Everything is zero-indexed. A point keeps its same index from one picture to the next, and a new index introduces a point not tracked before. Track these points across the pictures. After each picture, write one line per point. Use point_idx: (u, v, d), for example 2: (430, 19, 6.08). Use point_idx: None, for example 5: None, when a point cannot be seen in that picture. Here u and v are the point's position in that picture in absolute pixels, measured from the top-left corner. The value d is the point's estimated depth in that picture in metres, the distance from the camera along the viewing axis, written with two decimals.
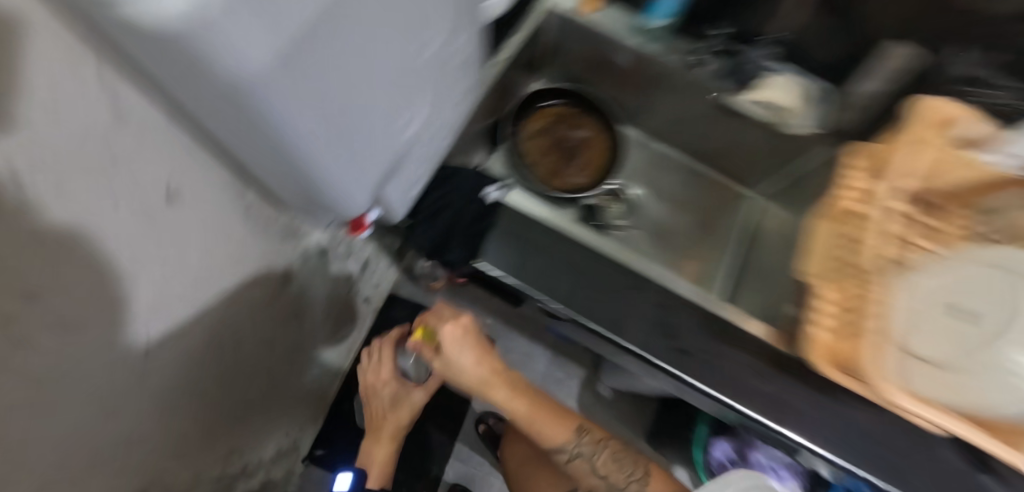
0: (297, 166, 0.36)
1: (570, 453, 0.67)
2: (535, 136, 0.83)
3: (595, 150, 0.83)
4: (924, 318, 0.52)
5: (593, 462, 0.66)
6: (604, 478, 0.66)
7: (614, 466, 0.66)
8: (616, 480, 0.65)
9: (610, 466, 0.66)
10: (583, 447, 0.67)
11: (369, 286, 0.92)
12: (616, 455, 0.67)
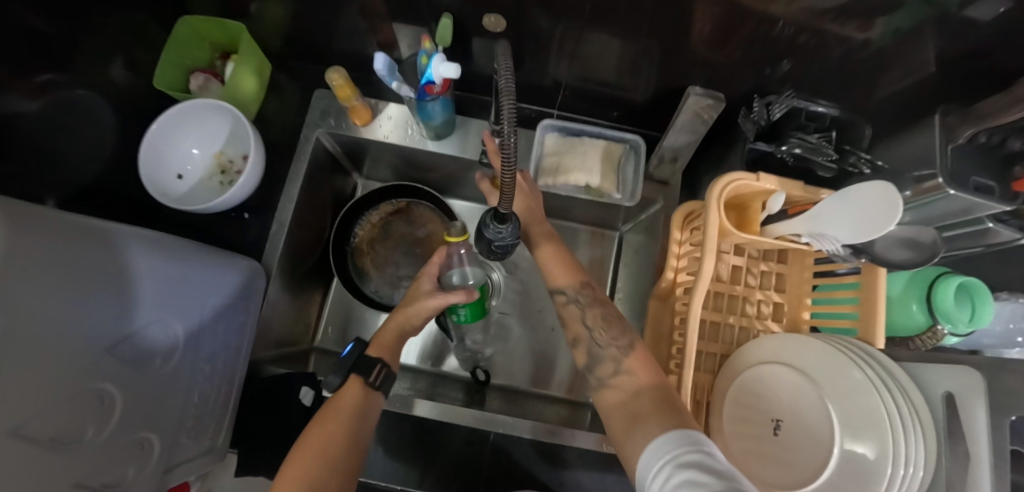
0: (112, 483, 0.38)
1: (567, 298, 0.51)
2: (366, 249, 0.74)
3: (440, 245, 0.74)
4: (743, 419, 0.52)
5: (587, 318, 0.48)
6: (588, 331, 0.48)
7: (602, 324, 0.47)
8: (597, 337, 0.47)
9: (597, 326, 0.48)
10: (582, 298, 0.50)
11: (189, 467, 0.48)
12: (608, 316, 0.48)
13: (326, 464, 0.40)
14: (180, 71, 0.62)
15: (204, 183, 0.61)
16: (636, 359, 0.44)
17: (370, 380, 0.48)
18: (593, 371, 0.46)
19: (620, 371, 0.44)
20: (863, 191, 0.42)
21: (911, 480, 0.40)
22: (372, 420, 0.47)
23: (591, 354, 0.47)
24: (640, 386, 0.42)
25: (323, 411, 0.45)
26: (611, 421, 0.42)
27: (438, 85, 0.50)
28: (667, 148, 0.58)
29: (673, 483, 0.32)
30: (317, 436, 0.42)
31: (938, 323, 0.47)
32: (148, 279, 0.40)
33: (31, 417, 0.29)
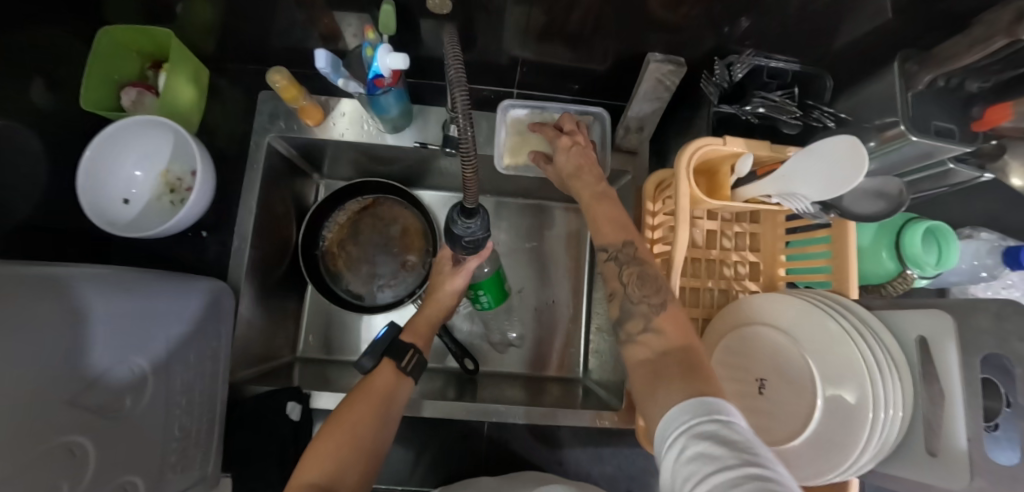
0: None
1: (608, 255, 0.46)
2: (337, 251, 0.72)
3: (414, 238, 0.73)
4: (729, 378, 0.52)
5: (624, 279, 0.44)
6: (623, 288, 0.44)
7: (637, 281, 0.43)
8: (631, 294, 0.43)
9: (632, 283, 0.44)
10: (622, 255, 0.45)
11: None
12: (643, 273, 0.44)
13: (350, 444, 0.45)
14: (109, 87, 0.57)
15: (155, 204, 0.57)
16: (666, 317, 0.41)
17: (401, 365, 0.53)
18: (622, 326, 0.43)
19: (649, 327, 0.41)
20: (829, 145, 0.42)
21: (890, 422, 0.42)
22: (400, 407, 0.52)
23: (623, 310, 0.43)
24: (667, 347, 0.39)
25: (355, 393, 0.50)
26: (634, 380, 0.40)
27: (387, 78, 0.48)
28: (632, 119, 0.56)
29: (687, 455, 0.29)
30: (349, 416, 0.47)
31: (907, 268, 0.49)
32: (96, 319, 0.38)
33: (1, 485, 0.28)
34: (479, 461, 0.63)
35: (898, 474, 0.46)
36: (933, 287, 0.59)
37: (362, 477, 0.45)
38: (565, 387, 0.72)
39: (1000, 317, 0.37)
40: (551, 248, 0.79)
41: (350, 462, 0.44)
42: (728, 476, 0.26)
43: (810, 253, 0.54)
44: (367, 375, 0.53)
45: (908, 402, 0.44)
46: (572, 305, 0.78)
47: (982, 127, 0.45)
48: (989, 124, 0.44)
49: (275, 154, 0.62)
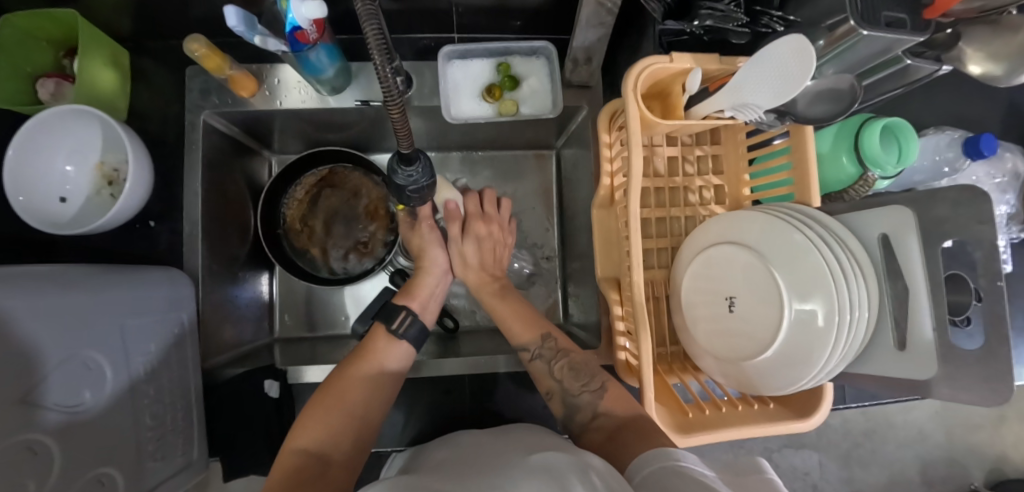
0: None
1: (531, 354, 0.57)
2: (300, 229, 0.71)
3: (378, 206, 0.71)
4: (701, 302, 0.52)
5: (553, 372, 0.54)
6: (559, 384, 0.53)
7: (571, 374, 0.53)
8: (569, 388, 0.53)
9: (566, 376, 0.54)
10: (546, 353, 0.56)
11: (168, 479, 0.47)
12: (573, 366, 0.54)
13: (344, 410, 0.46)
14: (23, 81, 0.54)
15: (94, 200, 0.55)
16: (610, 398, 0.49)
17: (393, 327, 0.53)
18: (572, 420, 0.51)
19: (598, 413, 0.49)
20: (776, 47, 0.40)
21: (855, 323, 0.42)
22: (399, 369, 0.51)
23: (567, 404, 0.52)
24: (619, 422, 0.46)
25: (350, 359, 0.50)
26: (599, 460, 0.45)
27: (309, 30, 0.45)
28: (579, 49, 0.54)
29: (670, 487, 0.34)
30: (342, 383, 0.48)
31: (868, 170, 0.48)
32: (28, 315, 0.35)
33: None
34: (466, 415, 0.64)
35: (871, 374, 0.46)
36: (897, 189, 0.59)
37: (356, 440, 0.45)
38: None
39: (957, 203, 0.37)
40: (519, 200, 0.78)
41: (344, 431, 0.44)
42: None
43: (772, 169, 0.53)
44: (363, 342, 0.53)
45: (876, 303, 0.44)
46: (546, 255, 0.77)
47: (934, 14, 0.43)
48: (941, 9, 0.42)
49: (214, 133, 0.59)
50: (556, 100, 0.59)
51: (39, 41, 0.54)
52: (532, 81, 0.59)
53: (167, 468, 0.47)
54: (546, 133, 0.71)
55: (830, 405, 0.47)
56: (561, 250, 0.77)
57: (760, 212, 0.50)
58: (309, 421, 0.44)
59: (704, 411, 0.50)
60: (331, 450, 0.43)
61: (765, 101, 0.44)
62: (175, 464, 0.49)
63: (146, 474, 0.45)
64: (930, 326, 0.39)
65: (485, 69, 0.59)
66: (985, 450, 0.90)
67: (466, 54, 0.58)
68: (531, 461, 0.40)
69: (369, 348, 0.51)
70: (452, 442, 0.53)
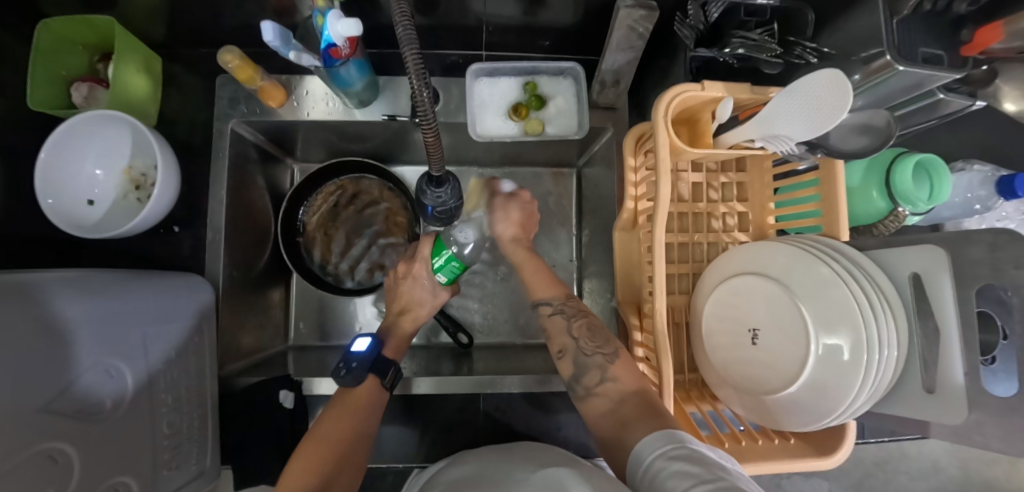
0: None
1: (552, 309, 0.56)
2: (320, 238, 0.71)
3: (397, 217, 0.72)
4: (721, 332, 0.51)
5: (572, 329, 0.53)
6: (575, 341, 0.52)
7: (588, 334, 0.52)
8: (583, 346, 0.51)
9: (582, 335, 0.52)
10: (567, 310, 0.55)
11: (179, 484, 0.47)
12: (592, 326, 0.53)
13: (333, 453, 0.44)
14: (60, 86, 0.55)
15: (121, 203, 0.55)
16: (620, 365, 0.48)
17: (385, 380, 0.53)
18: (580, 380, 0.50)
19: (606, 378, 0.48)
20: (814, 80, 0.39)
21: (884, 362, 0.41)
22: (376, 415, 0.51)
23: (578, 363, 0.51)
24: (622, 392, 0.46)
25: (333, 406, 0.49)
26: (597, 429, 0.46)
27: (342, 46, 0.45)
28: (607, 71, 0.54)
29: (669, 473, 0.35)
30: (327, 429, 0.46)
31: (899, 206, 0.47)
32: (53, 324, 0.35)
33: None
34: (479, 434, 0.63)
35: (899, 414, 0.45)
36: (927, 221, 0.58)
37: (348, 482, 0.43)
38: None
39: (994, 247, 0.36)
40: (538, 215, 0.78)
41: (332, 473, 0.42)
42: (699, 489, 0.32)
43: (798, 199, 0.53)
44: (341, 391, 0.52)
45: (904, 342, 0.42)
46: (562, 271, 0.77)
47: (971, 51, 0.42)
48: (978, 47, 0.41)
49: (240, 141, 0.60)
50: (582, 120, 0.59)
51: (76, 46, 0.55)
52: (560, 100, 0.59)
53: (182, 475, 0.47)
54: (567, 151, 0.71)
55: (853, 442, 0.46)
56: (577, 266, 0.76)
57: (785, 243, 0.49)
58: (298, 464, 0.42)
59: (724, 443, 0.49)
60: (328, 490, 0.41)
61: (797, 129, 0.43)
62: (190, 469, 0.48)
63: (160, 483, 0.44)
64: (961, 369, 0.38)
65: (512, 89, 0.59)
66: (1003, 487, 0.87)
67: (489, 72, 0.58)
68: (537, 477, 0.42)
69: (357, 398, 0.50)
70: (467, 462, 0.52)
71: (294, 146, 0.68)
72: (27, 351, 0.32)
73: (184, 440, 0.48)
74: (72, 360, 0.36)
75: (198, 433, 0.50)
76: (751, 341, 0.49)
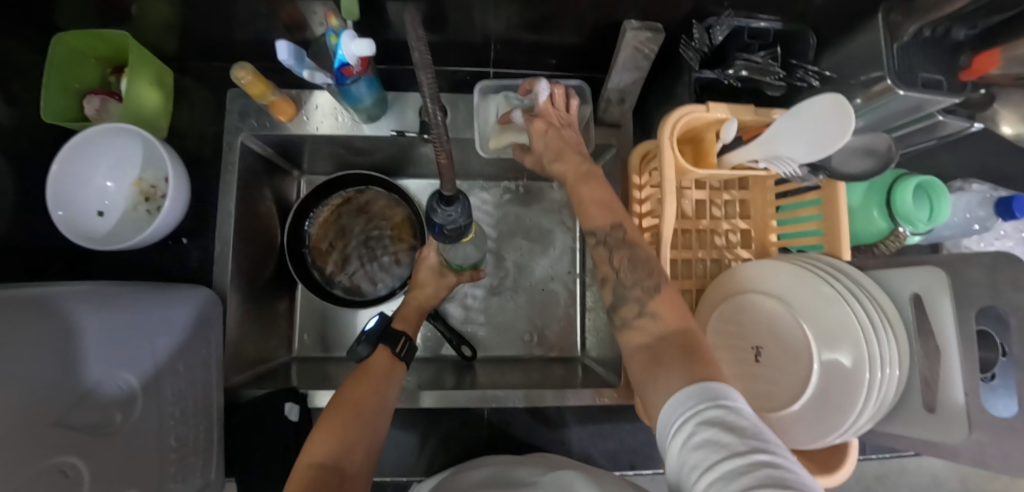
0: None
1: (596, 238, 0.45)
2: (325, 249, 0.72)
3: (403, 229, 0.73)
4: (725, 349, 0.51)
5: (612, 261, 0.44)
6: (614, 273, 0.44)
7: (630, 265, 0.43)
8: (624, 280, 0.42)
9: (623, 267, 0.43)
10: (610, 239, 0.44)
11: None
12: (634, 256, 0.43)
13: (356, 421, 0.45)
14: (72, 99, 0.55)
15: (130, 215, 0.56)
16: (663, 299, 0.40)
17: (396, 351, 0.55)
18: (616, 311, 0.43)
19: (645, 312, 0.40)
20: (815, 105, 0.41)
21: (887, 382, 0.42)
22: (394, 384, 0.52)
23: (616, 293, 0.43)
24: (665, 331, 0.39)
25: (355, 376, 0.50)
26: (630, 362, 0.40)
27: (354, 65, 0.46)
28: (613, 90, 0.55)
29: (696, 443, 0.29)
30: (349, 396, 0.47)
31: (899, 227, 0.48)
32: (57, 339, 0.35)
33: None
34: (482, 447, 0.63)
35: (900, 433, 0.45)
36: (927, 240, 0.59)
37: (367, 449, 0.44)
38: (565, 367, 0.71)
39: (993, 270, 0.37)
40: (542, 229, 0.78)
41: (354, 438, 0.44)
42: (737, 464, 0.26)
43: (800, 218, 0.54)
44: (363, 362, 0.53)
45: (905, 362, 0.43)
46: (566, 283, 0.77)
47: (970, 77, 0.43)
48: (977, 74, 0.42)
49: (250, 153, 0.60)
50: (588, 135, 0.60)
51: (89, 58, 0.56)
52: None
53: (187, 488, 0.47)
54: None
55: (855, 459, 0.46)
56: (581, 280, 0.77)
57: (787, 261, 0.49)
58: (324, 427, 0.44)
59: None
60: (346, 461, 0.42)
61: (804, 154, 0.44)
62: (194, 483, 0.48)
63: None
64: (961, 390, 0.38)
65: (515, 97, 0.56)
66: None
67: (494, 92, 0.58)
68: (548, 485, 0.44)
69: (374, 369, 0.52)
70: (484, 466, 0.52)
71: (301, 158, 0.69)
72: (33, 365, 0.32)
73: (189, 452, 0.48)
74: (79, 374, 0.36)
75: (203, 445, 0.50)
76: (755, 359, 0.49)
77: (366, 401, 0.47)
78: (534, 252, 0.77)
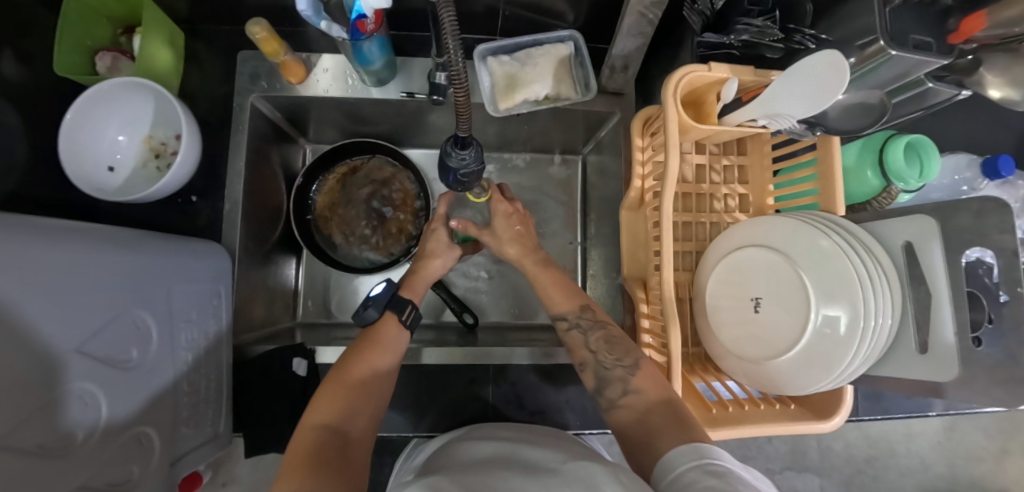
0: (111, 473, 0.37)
1: (569, 323, 0.57)
2: (329, 216, 0.72)
3: (408, 198, 0.74)
4: (726, 302, 0.53)
5: (590, 342, 0.55)
6: (593, 355, 0.54)
7: (606, 346, 0.53)
8: (603, 360, 0.52)
9: (601, 349, 0.53)
10: (584, 323, 0.56)
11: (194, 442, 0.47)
12: (609, 338, 0.54)
13: (361, 389, 0.46)
14: (84, 56, 0.56)
15: (141, 171, 0.56)
16: (642, 377, 0.48)
17: (403, 318, 0.54)
18: (604, 392, 0.51)
19: (630, 390, 0.49)
20: (811, 62, 0.42)
21: (878, 330, 0.43)
22: (398, 350, 0.52)
23: (599, 375, 0.52)
24: (649, 403, 0.46)
25: (362, 340, 0.51)
26: (625, 439, 0.47)
27: (369, 18, 0.48)
28: (617, 56, 0.57)
29: (696, 487, 0.35)
30: (356, 365, 0.48)
31: (891, 184, 0.50)
32: (91, 266, 0.36)
33: (7, 430, 0.28)
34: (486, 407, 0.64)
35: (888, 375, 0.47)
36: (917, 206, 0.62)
37: (369, 417, 0.46)
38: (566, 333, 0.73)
39: (980, 214, 0.39)
40: (545, 199, 0.80)
41: (359, 408, 0.45)
42: None
43: (796, 180, 0.56)
44: (370, 326, 0.53)
45: (897, 308, 0.45)
46: (568, 253, 0.79)
47: (958, 39, 0.46)
48: (964, 35, 0.45)
49: (260, 116, 0.61)
50: (591, 89, 0.61)
51: (100, 17, 0.56)
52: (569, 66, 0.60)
53: (199, 430, 0.48)
54: (575, 136, 0.74)
55: (849, 408, 0.48)
56: (583, 250, 0.78)
57: (786, 217, 0.51)
58: (328, 392, 0.45)
59: (711, 409, 0.51)
60: (347, 425, 0.43)
61: (812, 103, 0.43)
62: (206, 428, 0.49)
63: (178, 436, 0.45)
64: (951, 330, 0.40)
65: (506, 59, 0.58)
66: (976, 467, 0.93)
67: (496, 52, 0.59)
68: (567, 469, 0.42)
69: (377, 337, 0.52)
70: (497, 440, 0.52)
71: (309, 125, 0.70)
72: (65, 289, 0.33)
73: (203, 397, 0.49)
74: (104, 304, 0.37)
75: (214, 393, 0.50)
76: (756, 308, 0.51)
77: (369, 372, 0.48)
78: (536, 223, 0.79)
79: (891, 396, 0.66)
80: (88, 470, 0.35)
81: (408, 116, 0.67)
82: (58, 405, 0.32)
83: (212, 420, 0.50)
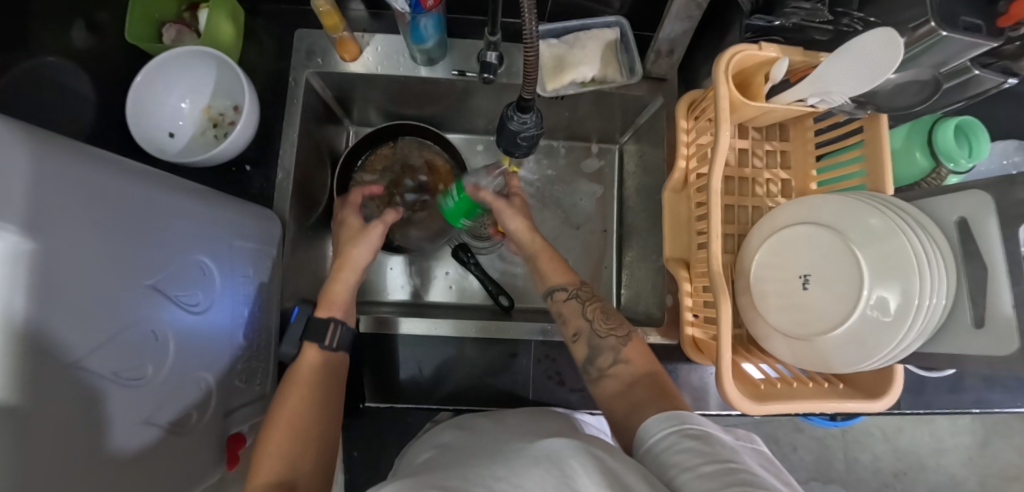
0: (168, 410, 0.38)
1: (567, 294, 0.58)
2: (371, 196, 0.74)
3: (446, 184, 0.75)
4: (771, 282, 0.50)
5: (586, 311, 0.56)
6: (590, 324, 0.54)
7: (602, 316, 0.55)
8: (598, 328, 0.54)
9: (597, 317, 0.55)
10: (582, 294, 0.57)
11: (232, 395, 0.48)
12: (605, 310, 0.56)
13: (300, 433, 0.47)
14: (154, 26, 0.59)
15: (199, 139, 0.59)
16: (632, 348, 0.52)
17: (324, 344, 0.53)
18: (593, 362, 0.53)
19: (619, 359, 0.52)
20: (864, 39, 0.42)
21: (935, 310, 0.41)
22: (335, 383, 0.53)
23: (592, 346, 0.53)
24: (636, 375, 0.50)
25: (285, 388, 0.49)
26: (609, 406, 0.50)
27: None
28: (663, 41, 0.58)
29: (681, 447, 0.37)
30: (282, 418, 0.47)
31: (940, 164, 0.51)
32: (165, 208, 0.38)
33: (83, 352, 0.29)
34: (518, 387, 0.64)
35: (924, 351, 0.47)
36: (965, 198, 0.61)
37: (315, 461, 0.47)
38: None
39: None
40: (580, 187, 0.81)
41: (303, 455, 0.46)
42: (718, 467, 0.33)
43: (841, 164, 0.56)
44: (296, 363, 0.52)
45: (953, 288, 0.42)
46: (601, 240, 0.80)
47: (1007, 23, 0.45)
48: (1014, 19, 0.44)
49: (311, 92, 0.63)
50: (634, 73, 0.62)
51: None
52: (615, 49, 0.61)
53: (239, 382, 0.50)
54: (612, 124, 0.75)
55: (900, 389, 0.47)
56: (616, 236, 0.79)
57: (832, 195, 0.50)
58: (263, 452, 0.44)
59: (759, 386, 0.51)
60: (297, 475, 0.44)
61: (868, 77, 0.43)
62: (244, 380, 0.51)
63: (221, 385, 0.46)
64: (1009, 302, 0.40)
65: (554, 42, 0.60)
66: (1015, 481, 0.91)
67: (555, 32, 0.61)
68: (532, 447, 0.37)
69: (309, 379, 0.51)
70: (463, 428, 0.52)
71: (355, 106, 0.72)
72: (140, 225, 0.35)
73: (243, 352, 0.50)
74: (174, 247, 0.39)
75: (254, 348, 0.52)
76: (806, 287, 0.48)
77: (302, 418, 0.48)
78: (569, 209, 0.80)
79: (933, 390, 0.65)
80: (149, 403, 0.36)
81: (454, 97, 0.69)
82: (128, 335, 0.33)
83: (251, 373, 0.52)
